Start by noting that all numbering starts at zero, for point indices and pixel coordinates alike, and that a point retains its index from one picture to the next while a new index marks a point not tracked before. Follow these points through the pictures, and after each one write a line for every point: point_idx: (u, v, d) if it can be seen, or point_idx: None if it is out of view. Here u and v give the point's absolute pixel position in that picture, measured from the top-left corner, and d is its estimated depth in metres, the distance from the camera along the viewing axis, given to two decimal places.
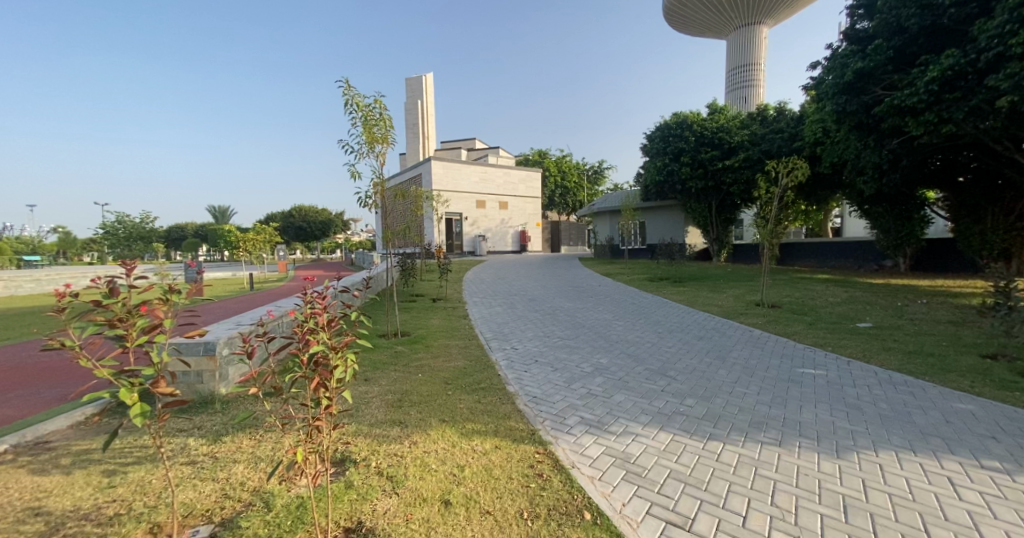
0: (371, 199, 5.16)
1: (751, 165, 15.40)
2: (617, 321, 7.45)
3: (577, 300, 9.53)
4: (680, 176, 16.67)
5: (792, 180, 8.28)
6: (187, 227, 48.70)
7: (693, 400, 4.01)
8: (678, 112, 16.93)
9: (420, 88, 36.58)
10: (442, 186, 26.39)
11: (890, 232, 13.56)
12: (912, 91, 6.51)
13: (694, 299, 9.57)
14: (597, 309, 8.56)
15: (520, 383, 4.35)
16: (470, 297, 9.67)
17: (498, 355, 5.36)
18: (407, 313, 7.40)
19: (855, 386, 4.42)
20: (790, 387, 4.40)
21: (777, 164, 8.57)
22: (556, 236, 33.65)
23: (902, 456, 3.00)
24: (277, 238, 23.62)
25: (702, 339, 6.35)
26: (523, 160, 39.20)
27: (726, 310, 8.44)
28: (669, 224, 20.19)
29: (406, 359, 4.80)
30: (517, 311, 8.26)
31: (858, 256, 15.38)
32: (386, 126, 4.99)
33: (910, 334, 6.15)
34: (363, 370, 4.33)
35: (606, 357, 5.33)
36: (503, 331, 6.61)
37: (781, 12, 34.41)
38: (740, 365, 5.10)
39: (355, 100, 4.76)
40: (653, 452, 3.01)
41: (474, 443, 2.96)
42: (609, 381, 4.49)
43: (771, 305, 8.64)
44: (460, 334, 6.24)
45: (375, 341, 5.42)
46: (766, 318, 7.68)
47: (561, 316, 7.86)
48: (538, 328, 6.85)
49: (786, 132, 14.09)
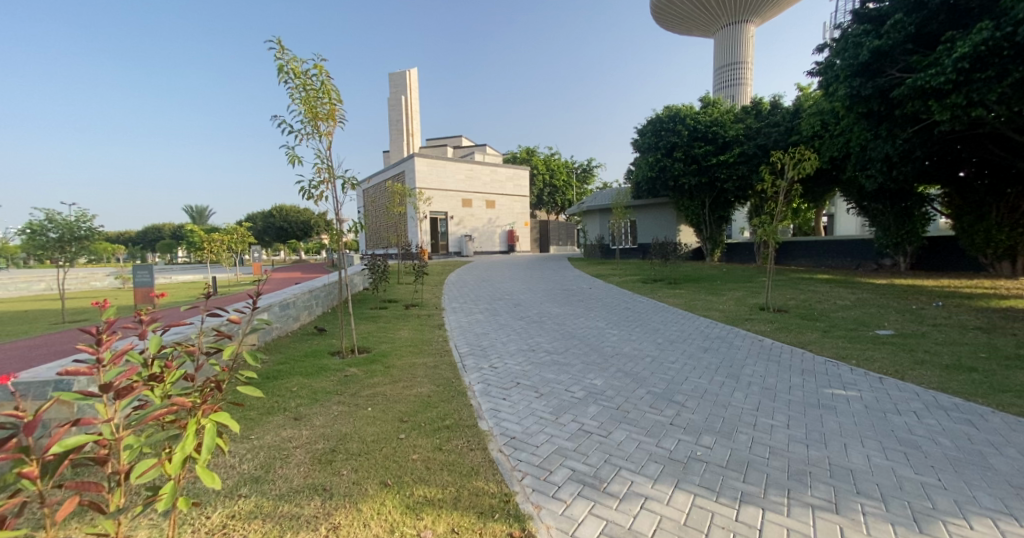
0: (316, 189, 4.26)
1: (747, 161, 14.95)
2: (611, 330, 6.64)
3: (566, 305, 8.72)
4: (673, 172, 15.98)
5: (800, 172, 7.58)
6: (161, 228, 46.73)
7: (712, 438, 3.20)
8: (670, 106, 16.27)
9: (404, 84, 35.53)
10: (426, 185, 25.37)
11: (889, 230, 13.02)
12: (938, 71, 5.81)
13: (692, 303, 8.82)
14: (588, 315, 7.74)
15: (496, 418, 3.48)
16: (448, 303, 8.76)
17: (473, 376, 4.49)
18: (373, 324, 6.50)
19: (900, 413, 3.66)
20: (824, 415, 3.63)
21: (781, 155, 7.88)
22: (545, 236, 32.89)
23: (1003, 527, 2.21)
24: (251, 239, 22.38)
25: (708, 350, 5.62)
26: (510, 159, 38.36)
27: (729, 316, 7.69)
28: (660, 222, 19.54)
29: (357, 387, 3.89)
30: (499, 319, 7.40)
31: (856, 256, 14.86)
32: (332, 100, 4.12)
33: (940, 344, 5.44)
34: (298, 404, 3.43)
35: (601, 378, 4.49)
36: (481, 344, 5.74)
37: (769, 11, 34.18)
38: (759, 386, 4.34)
39: (292, 66, 3.87)
40: (671, 529, 2.17)
41: (421, 525, 2.10)
42: (606, 411, 3.66)
43: (776, 309, 7.93)
44: (430, 349, 5.35)
45: (324, 363, 4.50)
46: (774, 325, 6.96)
47: (548, 324, 7.02)
48: (521, 340, 5.99)
49: (783, 126, 13.78)
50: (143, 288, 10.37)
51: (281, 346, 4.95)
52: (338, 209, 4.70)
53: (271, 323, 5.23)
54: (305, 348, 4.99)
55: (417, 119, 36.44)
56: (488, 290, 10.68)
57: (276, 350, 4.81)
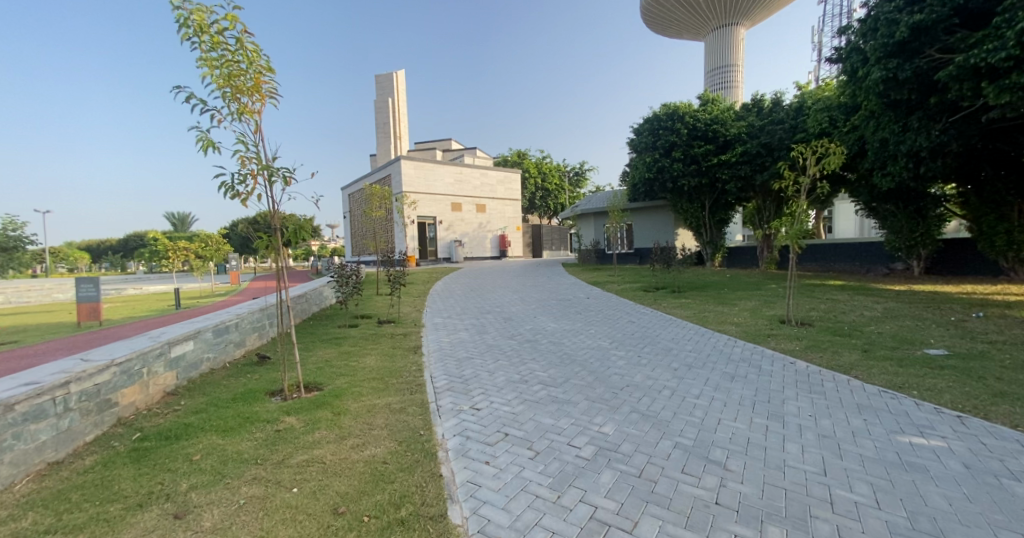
0: (246, 180, 3.29)
1: (749, 160, 14.15)
2: (616, 352, 5.68)
3: (564, 319, 7.77)
4: (671, 172, 15.17)
5: (824, 167, 6.74)
6: (140, 235, 44.88)
7: (781, 531, 2.24)
8: (667, 104, 15.49)
9: (391, 86, 34.66)
10: (413, 189, 24.36)
11: (901, 233, 12.27)
12: (997, 45, 5.00)
13: (703, 315, 7.93)
14: (587, 332, 6.79)
15: (475, 500, 2.47)
16: (430, 318, 7.78)
17: (448, 425, 3.47)
18: (336, 349, 5.48)
19: (1020, 479, 2.72)
20: (919, 484, 2.69)
21: (803, 149, 7.00)
22: (537, 241, 31.84)
23: None
24: (229, 247, 21.26)
25: (735, 379, 4.72)
26: (501, 163, 37.52)
27: (749, 332, 6.77)
28: (658, 225, 18.72)
29: (289, 449, 2.85)
30: (486, 338, 6.42)
31: (864, 259, 14.09)
32: (258, 67, 3.16)
33: (1011, 369, 4.55)
34: (192, 487, 2.35)
35: (612, 425, 3.51)
36: (463, 374, 4.75)
37: (760, 14, 33.84)
38: (813, 433, 3.41)
39: (197, 17, 2.87)
40: None
41: None
42: (626, 483, 2.68)
43: (799, 322, 7.04)
44: (398, 384, 4.34)
45: (257, 408, 3.48)
46: (802, 343, 6.06)
47: (543, 345, 6.05)
48: (511, 368, 4.99)
49: (788, 123, 13.00)
50: (87, 304, 9.23)
51: (209, 384, 3.91)
52: (276, 210, 3.71)
53: (202, 350, 4.21)
54: (238, 386, 3.93)
55: (405, 122, 35.50)
56: (476, 301, 9.74)
57: (199, 390, 3.75)
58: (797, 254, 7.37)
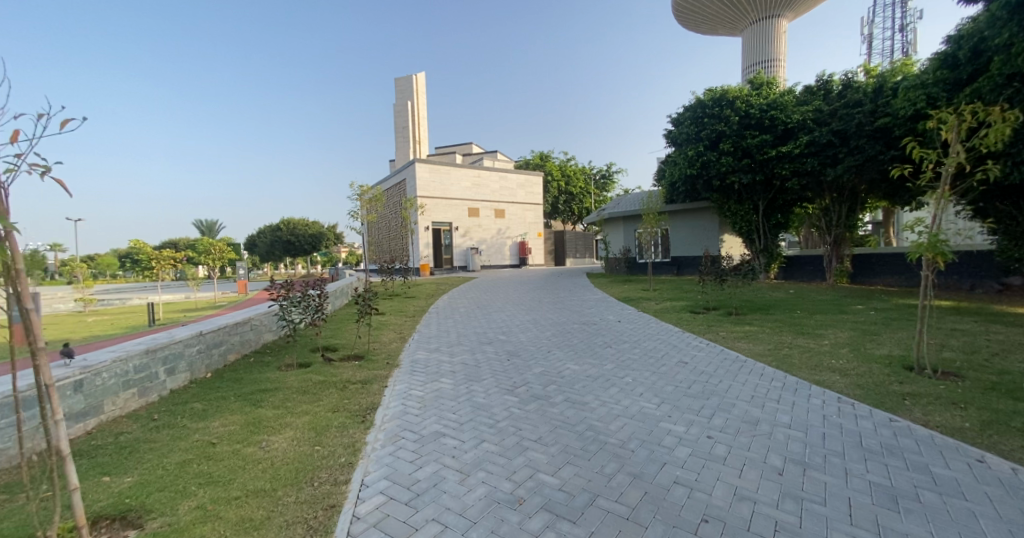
0: None
1: (817, 152, 11.75)
2: (671, 429, 3.62)
3: (590, 356, 5.75)
4: (719, 167, 12.96)
5: (995, 133, 4.46)
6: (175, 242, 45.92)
7: None
8: (713, 88, 13.34)
9: (411, 89, 33.62)
10: (428, 193, 22.90)
11: (1021, 239, 9.53)
12: None
13: (783, 354, 5.75)
14: (622, 382, 4.76)
15: None
16: (412, 353, 5.93)
17: None
18: (244, 417, 3.65)
19: None
20: None
21: (945, 113, 4.80)
22: (560, 248, 29.80)
23: None
24: (233, 255, 21.23)
25: (902, 508, 2.57)
26: (523, 165, 35.77)
27: (867, 388, 4.55)
28: (699, 231, 16.38)
29: None
30: (476, 391, 4.48)
31: (969, 272, 11.32)
32: None
33: None
34: None
35: None
36: (416, 480, 2.82)
37: (806, 4, 31.01)
38: None
39: None
40: None
41: None
42: None
43: (939, 373, 4.78)
44: (291, 511, 2.42)
45: None
46: (970, 414, 3.81)
47: (556, 407, 4.06)
48: (499, 465, 3.02)
49: (867, 104, 10.51)
50: None
51: None
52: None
53: None
54: None
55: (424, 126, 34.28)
56: (478, 325, 7.86)
57: None
58: (938, 268, 4.94)
